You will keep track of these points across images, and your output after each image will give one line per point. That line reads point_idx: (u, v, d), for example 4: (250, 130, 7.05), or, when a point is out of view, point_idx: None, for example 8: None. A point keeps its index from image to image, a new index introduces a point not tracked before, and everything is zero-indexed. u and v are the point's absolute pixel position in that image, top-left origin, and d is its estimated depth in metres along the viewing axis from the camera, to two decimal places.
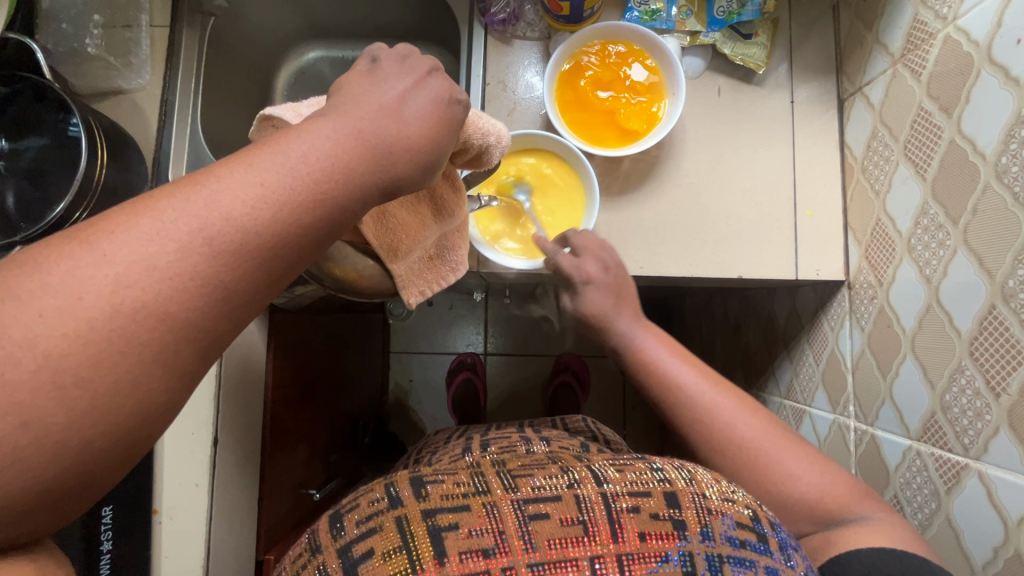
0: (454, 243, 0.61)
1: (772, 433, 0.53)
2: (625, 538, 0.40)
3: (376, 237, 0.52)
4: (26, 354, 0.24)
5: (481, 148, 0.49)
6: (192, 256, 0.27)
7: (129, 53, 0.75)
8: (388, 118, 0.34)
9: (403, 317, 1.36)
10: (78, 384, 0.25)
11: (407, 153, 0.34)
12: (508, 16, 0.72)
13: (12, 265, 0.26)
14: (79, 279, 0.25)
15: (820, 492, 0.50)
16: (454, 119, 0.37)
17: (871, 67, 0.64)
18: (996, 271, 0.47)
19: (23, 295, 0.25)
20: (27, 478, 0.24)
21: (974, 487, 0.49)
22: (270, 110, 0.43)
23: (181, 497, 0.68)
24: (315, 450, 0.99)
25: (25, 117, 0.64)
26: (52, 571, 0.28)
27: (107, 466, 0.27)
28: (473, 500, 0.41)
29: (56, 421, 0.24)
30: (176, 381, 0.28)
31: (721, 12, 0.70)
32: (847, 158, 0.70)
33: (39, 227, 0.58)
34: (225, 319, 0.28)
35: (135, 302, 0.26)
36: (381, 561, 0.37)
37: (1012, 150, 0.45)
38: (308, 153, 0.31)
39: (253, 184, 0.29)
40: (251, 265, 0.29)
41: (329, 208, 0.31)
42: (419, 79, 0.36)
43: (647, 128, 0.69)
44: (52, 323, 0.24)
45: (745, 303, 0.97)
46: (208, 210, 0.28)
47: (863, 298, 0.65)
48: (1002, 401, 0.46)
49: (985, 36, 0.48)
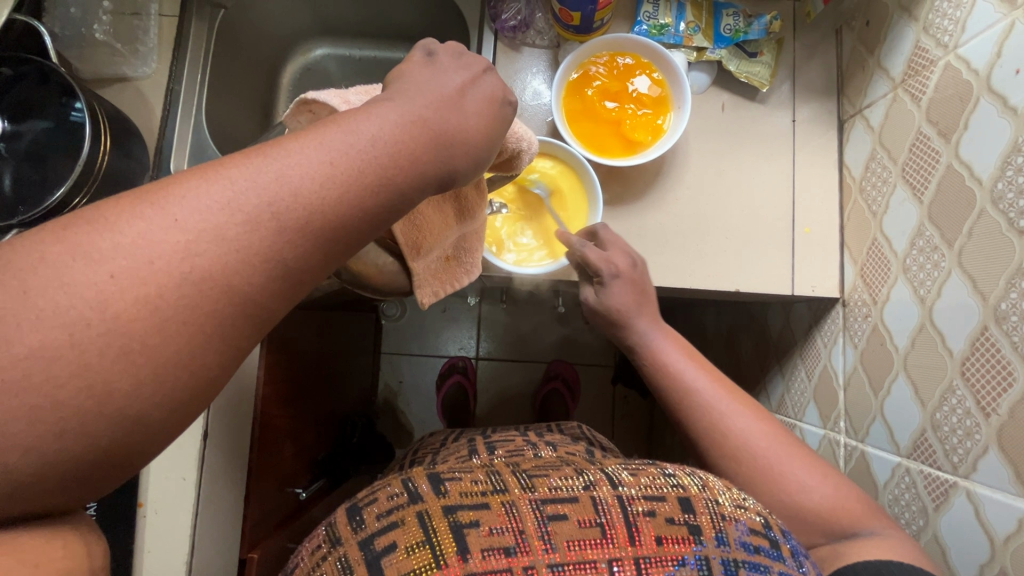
0: (471, 245, 0.62)
1: (777, 443, 0.56)
2: (643, 541, 0.40)
3: (403, 234, 0.51)
4: (96, 316, 0.24)
5: (517, 151, 0.50)
6: (259, 229, 0.28)
7: (136, 41, 0.75)
8: (448, 110, 0.35)
9: (395, 317, 1.39)
10: (142, 350, 0.25)
11: (465, 147, 0.35)
12: (518, 24, 0.73)
13: (79, 226, 0.26)
14: (149, 244, 0.26)
15: (831, 502, 0.52)
16: (505, 119, 0.39)
17: (872, 90, 0.66)
18: (990, 293, 0.48)
19: (96, 254, 0.25)
20: (85, 443, 0.25)
21: (962, 505, 0.50)
22: (314, 95, 0.43)
23: (166, 491, 0.67)
24: (302, 447, 0.98)
25: (29, 98, 0.63)
26: (88, 542, 0.29)
27: (159, 436, 0.27)
28: (492, 498, 0.41)
29: (119, 386, 0.25)
30: (230, 357, 0.28)
31: (728, 30, 0.72)
32: (845, 179, 0.71)
33: (39, 211, 0.57)
34: (280, 299, 0.29)
35: (201, 272, 0.26)
36: (404, 555, 0.37)
37: (1008, 177, 0.46)
38: (376, 136, 0.31)
39: (322, 161, 0.29)
40: (312, 245, 0.29)
41: (391, 194, 0.31)
42: (475, 75, 0.38)
43: (651, 140, 0.70)
44: (124, 285, 0.25)
45: (739, 317, 0.98)
46: (278, 183, 0.28)
47: (857, 315, 0.66)
48: (992, 421, 0.47)
49: (985, 65, 0.49)
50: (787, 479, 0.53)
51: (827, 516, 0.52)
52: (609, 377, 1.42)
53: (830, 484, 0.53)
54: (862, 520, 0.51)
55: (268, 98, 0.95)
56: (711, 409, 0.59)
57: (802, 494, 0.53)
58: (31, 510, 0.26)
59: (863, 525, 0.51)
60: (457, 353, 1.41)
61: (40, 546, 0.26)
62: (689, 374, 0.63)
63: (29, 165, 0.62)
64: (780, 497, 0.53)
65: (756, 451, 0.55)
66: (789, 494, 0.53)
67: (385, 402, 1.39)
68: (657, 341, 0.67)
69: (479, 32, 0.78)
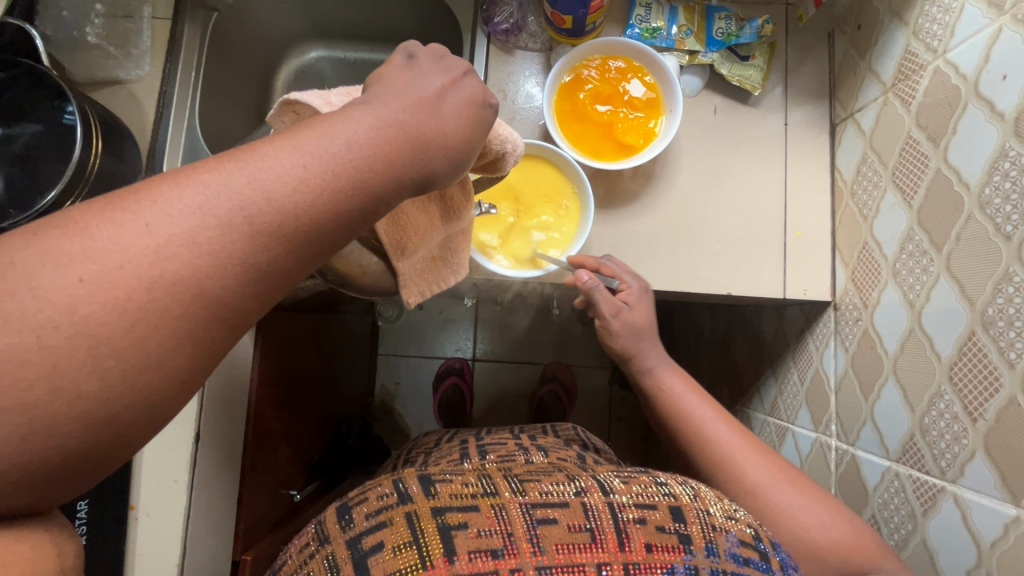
0: (456, 246, 0.62)
1: (784, 477, 0.56)
2: (633, 548, 0.40)
3: (387, 235, 0.51)
4: (65, 319, 0.25)
5: (501, 154, 0.50)
6: (231, 232, 0.28)
7: (130, 44, 0.75)
8: (426, 114, 0.35)
9: (392, 318, 1.39)
10: (111, 353, 0.25)
11: (444, 150, 0.35)
12: (510, 27, 0.74)
13: (50, 230, 0.26)
14: (120, 248, 0.26)
15: (845, 538, 0.51)
16: (485, 121, 0.38)
17: (863, 94, 0.66)
18: (977, 298, 0.48)
19: (65, 258, 0.25)
20: (54, 446, 0.25)
21: (949, 509, 0.50)
22: (297, 96, 0.43)
23: (158, 494, 0.67)
24: (296, 449, 0.98)
25: (21, 101, 0.63)
26: (62, 544, 0.29)
27: (132, 438, 0.27)
28: (481, 501, 0.41)
29: (88, 388, 0.25)
30: (203, 360, 0.28)
31: (720, 33, 0.72)
32: (837, 182, 0.71)
33: (28, 214, 0.58)
34: (254, 302, 0.29)
35: (171, 276, 0.26)
36: (391, 555, 0.37)
37: (995, 182, 0.46)
38: (352, 140, 0.31)
39: (297, 165, 0.30)
40: (285, 249, 0.29)
41: (366, 198, 0.31)
42: (455, 78, 0.38)
43: (643, 143, 0.70)
44: (94, 289, 0.25)
45: (733, 320, 0.98)
46: (251, 187, 0.29)
47: (848, 319, 0.66)
48: (978, 425, 0.47)
49: (973, 70, 0.49)
50: (802, 514, 0.53)
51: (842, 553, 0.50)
52: (605, 379, 1.42)
53: (844, 521, 0.52)
54: (879, 557, 0.49)
55: (262, 101, 0.95)
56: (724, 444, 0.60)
57: (817, 529, 0.52)
58: (6, 509, 0.26)
59: (881, 564, 0.49)
60: (453, 354, 1.41)
61: (11, 548, 0.26)
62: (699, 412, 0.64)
63: (20, 167, 0.62)
64: (795, 532, 0.52)
65: (769, 485, 0.55)
66: (805, 530, 0.52)
67: (380, 403, 1.39)
68: (668, 381, 0.69)
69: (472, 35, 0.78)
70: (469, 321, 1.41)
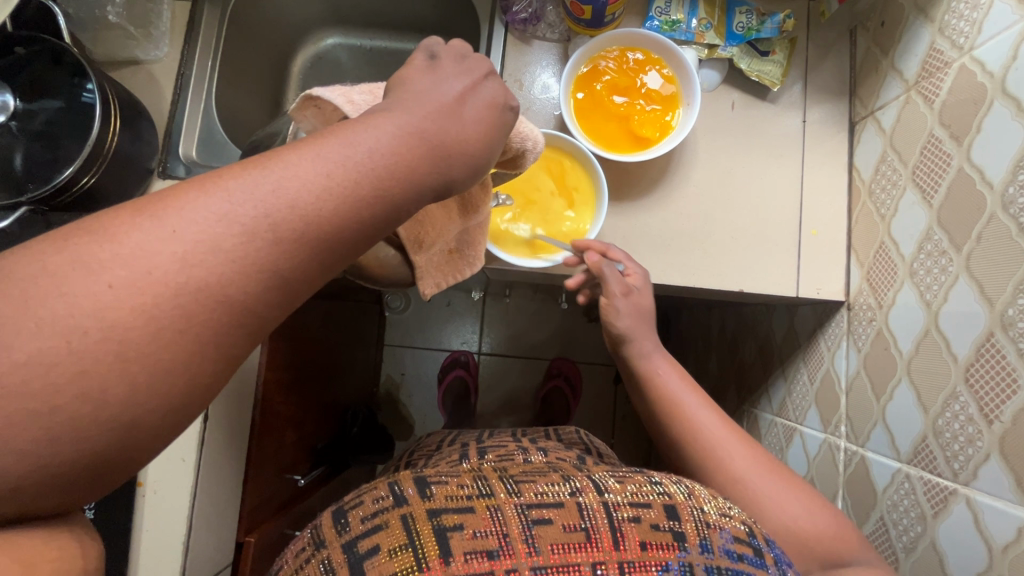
0: (473, 239, 0.60)
1: (765, 463, 0.56)
2: (627, 547, 0.40)
3: (405, 231, 0.52)
4: (92, 324, 0.25)
5: (523, 150, 0.50)
6: (257, 240, 0.28)
7: (150, 25, 0.75)
8: (448, 119, 0.34)
9: (400, 309, 1.39)
10: (137, 359, 0.25)
11: (464, 157, 0.35)
12: (529, 16, 0.73)
13: (85, 228, 0.26)
14: (145, 255, 0.26)
15: (825, 529, 0.51)
16: (505, 124, 0.38)
17: (885, 92, 0.65)
18: (997, 299, 0.47)
19: (94, 265, 0.25)
20: (81, 451, 0.25)
21: (961, 512, 0.50)
22: (318, 92, 0.43)
23: (167, 471, 0.68)
24: (303, 436, 0.98)
25: (39, 80, 0.63)
26: (88, 542, 0.30)
27: (155, 441, 0.27)
28: (477, 502, 0.41)
29: (114, 393, 0.25)
30: (227, 363, 0.28)
31: (740, 28, 0.71)
32: (855, 181, 0.70)
33: (48, 190, 0.58)
34: (279, 303, 0.29)
35: (198, 279, 0.26)
36: (387, 558, 0.37)
37: (1019, 181, 0.46)
38: (376, 148, 0.31)
39: (311, 163, 0.30)
40: (310, 254, 0.29)
41: (388, 205, 0.31)
42: (476, 81, 0.37)
43: (660, 137, 0.69)
44: (120, 296, 0.25)
45: (744, 319, 0.97)
46: (275, 195, 0.28)
47: (862, 320, 0.66)
48: (994, 428, 0.46)
49: (1000, 67, 0.48)
50: (786, 503, 0.52)
51: (825, 543, 0.50)
52: (610, 376, 1.42)
53: (828, 513, 0.52)
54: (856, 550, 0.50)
55: (277, 86, 0.95)
56: (709, 431, 0.59)
57: (804, 520, 0.52)
58: (16, 513, 0.26)
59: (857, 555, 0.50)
60: (459, 347, 1.41)
61: (36, 548, 0.27)
62: (685, 396, 0.62)
63: (39, 145, 0.62)
64: (783, 521, 0.51)
65: (755, 473, 0.55)
66: (789, 519, 0.52)
67: (386, 394, 1.39)
68: (655, 363, 0.67)
69: (491, 25, 0.77)
70: (476, 314, 1.41)
